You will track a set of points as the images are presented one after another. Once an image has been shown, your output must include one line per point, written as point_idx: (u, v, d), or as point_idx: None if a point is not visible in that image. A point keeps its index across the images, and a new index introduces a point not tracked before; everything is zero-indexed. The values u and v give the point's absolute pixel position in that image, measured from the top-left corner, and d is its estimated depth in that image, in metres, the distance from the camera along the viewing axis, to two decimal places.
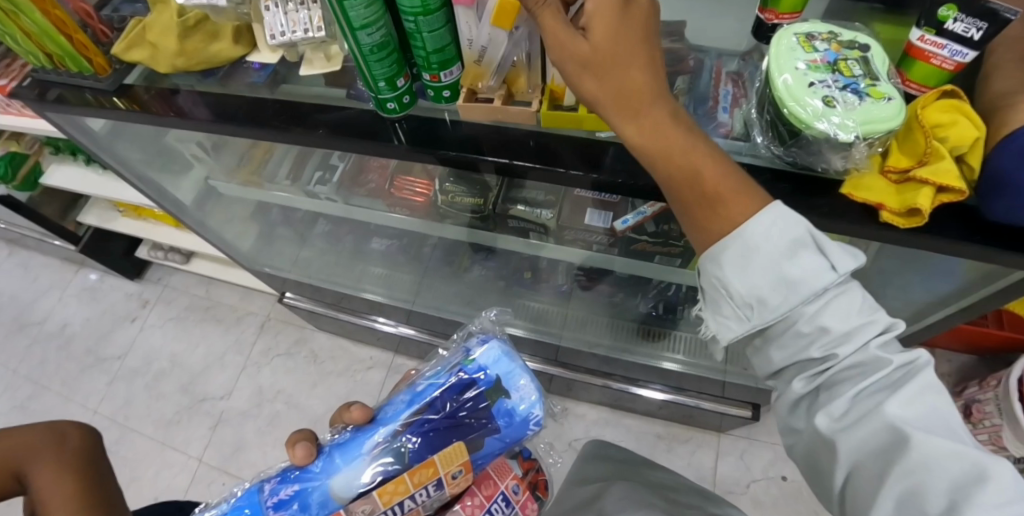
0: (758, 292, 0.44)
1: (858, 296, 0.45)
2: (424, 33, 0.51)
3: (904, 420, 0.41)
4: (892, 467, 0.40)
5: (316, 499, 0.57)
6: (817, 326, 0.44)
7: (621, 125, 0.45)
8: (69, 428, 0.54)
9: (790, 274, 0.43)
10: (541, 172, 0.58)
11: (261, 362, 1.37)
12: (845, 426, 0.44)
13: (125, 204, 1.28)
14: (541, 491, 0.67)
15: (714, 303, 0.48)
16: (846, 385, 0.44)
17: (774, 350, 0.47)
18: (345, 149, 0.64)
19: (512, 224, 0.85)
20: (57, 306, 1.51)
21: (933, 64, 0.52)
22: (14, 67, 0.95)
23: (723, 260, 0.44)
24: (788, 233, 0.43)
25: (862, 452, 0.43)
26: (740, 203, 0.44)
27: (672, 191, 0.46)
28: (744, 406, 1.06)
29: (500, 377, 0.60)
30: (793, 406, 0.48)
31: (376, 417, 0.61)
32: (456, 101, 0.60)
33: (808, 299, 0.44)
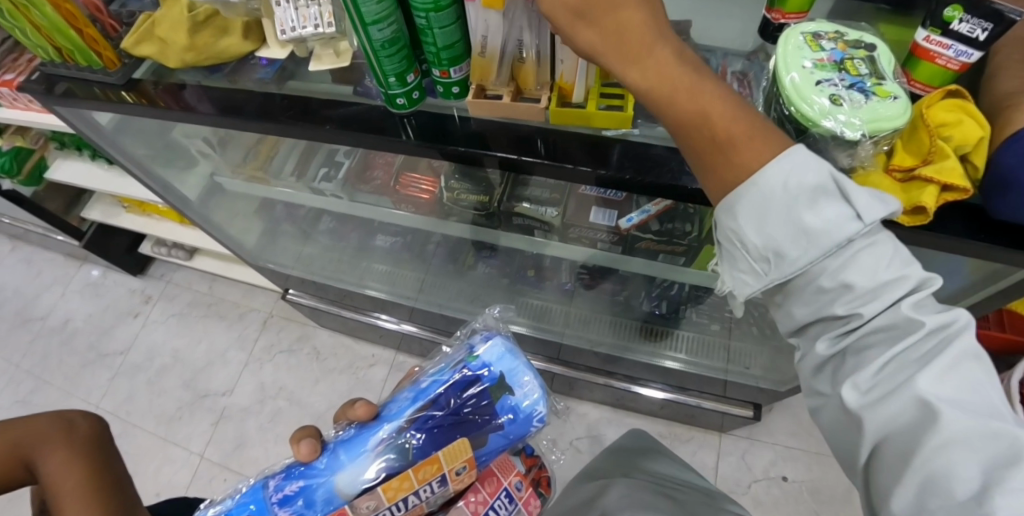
0: (775, 245, 0.40)
1: (888, 248, 0.40)
2: (435, 29, 0.52)
3: (937, 394, 0.37)
4: (921, 447, 0.36)
5: (321, 496, 0.56)
6: (841, 282, 0.39)
7: (621, 71, 0.41)
8: (76, 416, 0.54)
9: (809, 223, 0.39)
10: (549, 168, 0.59)
11: (263, 359, 1.37)
12: (872, 400, 0.39)
13: (129, 200, 1.28)
14: (545, 487, 0.68)
15: (730, 257, 0.44)
16: (874, 352, 0.40)
17: (795, 307, 0.43)
18: (354, 143, 0.65)
19: (517, 222, 0.86)
20: (60, 301, 1.52)
21: (938, 64, 0.53)
22: (21, 62, 0.96)
23: (736, 210, 0.41)
24: (808, 179, 0.39)
25: (888, 428, 0.39)
26: (755, 147, 0.40)
27: (680, 139, 0.42)
28: (745, 406, 1.08)
29: (504, 374, 0.60)
30: (816, 368, 0.44)
31: (381, 414, 0.61)
32: (465, 96, 0.61)
33: (830, 251, 0.39)
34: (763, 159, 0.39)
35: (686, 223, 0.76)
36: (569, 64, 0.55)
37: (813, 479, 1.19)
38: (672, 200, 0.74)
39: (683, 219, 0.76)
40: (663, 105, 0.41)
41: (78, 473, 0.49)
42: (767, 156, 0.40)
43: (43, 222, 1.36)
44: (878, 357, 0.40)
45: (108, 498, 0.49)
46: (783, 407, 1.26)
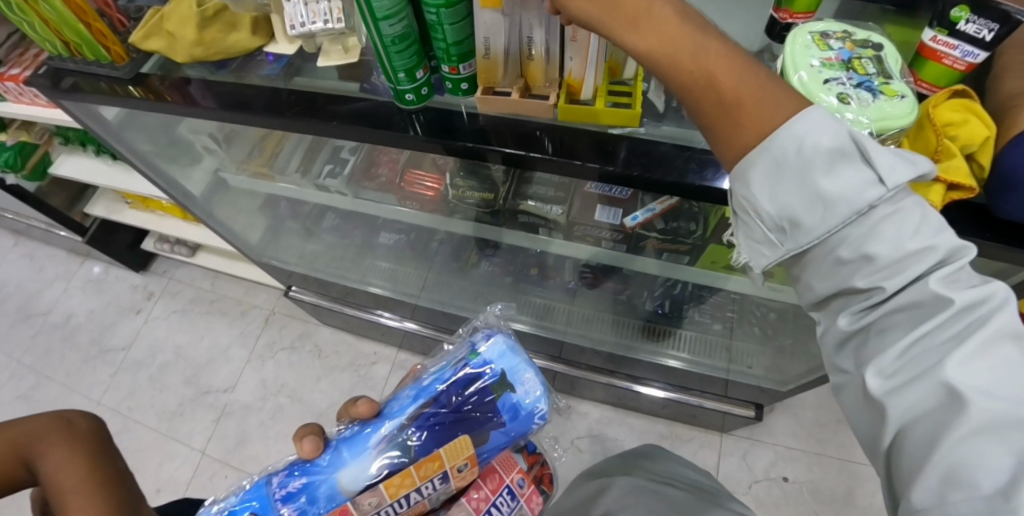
0: (790, 211, 0.40)
1: (915, 215, 0.39)
2: (445, 24, 0.53)
3: (965, 381, 0.36)
4: (945, 435, 0.35)
5: (324, 492, 0.55)
6: (861, 253, 0.39)
7: (625, 38, 0.42)
8: (75, 414, 0.51)
9: (825, 189, 0.39)
10: (555, 164, 0.59)
11: (265, 355, 1.37)
12: (896, 385, 0.38)
13: (133, 195, 1.29)
14: (547, 485, 0.67)
15: (745, 225, 0.44)
16: (900, 331, 0.39)
17: (814, 280, 0.42)
18: (361, 139, 0.65)
19: (521, 220, 0.86)
20: (62, 296, 1.52)
21: (945, 64, 0.53)
22: (27, 57, 0.97)
23: (749, 177, 0.41)
24: (823, 143, 0.39)
25: (912, 415, 0.37)
26: (764, 106, 0.40)
27: (689, 104, 0.43)
28: (747, 406, 1.08)
29: (505, 371, 0.59)
30: (839, 345, 0.43)
31: (383, 411, 0.60)
32: (474, 94, 0.61)
33: (847, 218, 0.39)
34: (773, 122, 0.40)
35: (691, 222, 0.76)
36: (578, 62, 0.55)
37: (814, 479, 1.19)
38: (677, 200, 0.73)
39: (688, 218, 0.76)
40: (668, 68, 0.42)
41: (81, 467, 0.47)
42: (779, 118, 0.40)
43: (46, 217, 1.36)
44: (903, 339, 0.39)
45: (112, 493, 0.46)
46: (783, 407, 1.27)
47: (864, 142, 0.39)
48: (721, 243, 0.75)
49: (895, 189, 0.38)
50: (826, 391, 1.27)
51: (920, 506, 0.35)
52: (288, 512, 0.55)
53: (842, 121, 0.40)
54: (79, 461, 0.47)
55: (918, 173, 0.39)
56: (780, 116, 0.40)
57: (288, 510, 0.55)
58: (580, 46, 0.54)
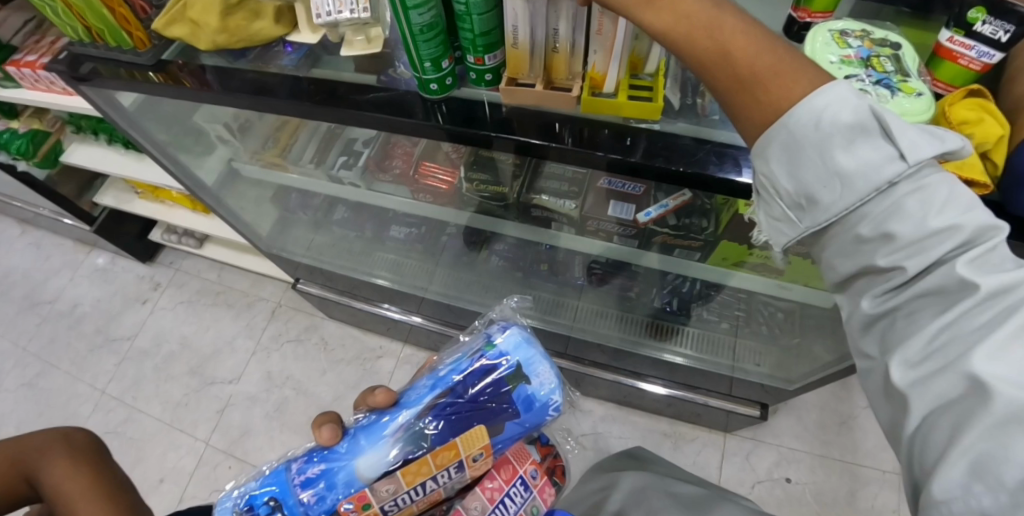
0: (808, 188, 0.42)
1: (939, 192, 0.39)
2: (473, 14, 0.55)
3: (991, 372, 0.36)
4: (969, 425, 0.36)
5: (342, 479, 0.52)
6: (881, 231, 0.40)
7: (643, 14, 0.44)
8: (72, 429, 0.52)
9: (843, 166, 0.40)
10: (576, 154, 0.60)
11: (271, 347, 1.37)
12: (921, 375, 0.39)
13: (143, 185, 1.29)
14: (559, 477, 0.62)
15: (767, 203, 0.46)
16: (927, 316, 0.40)
17: (838, 259, 0.43)
18: (384, 127, 0.66)
19: (534, 213, 0.87)
20: (68, 285, 1.52)
21: (961, 64, 0.54)
22: (43, 44, 0.97)
23: (769, 155, 0.43)
24: (842, 119, 0.40)
25: (939, 404, 0.38)
26: (783, 82, 0.41)
27: (706, 80, 0.44)
28: (751, 406, 1.08)
29: (521, 364, 0.54)
30: (866, 327, 0.44)
31: (400, 400, 0.56)
32: (498, 84, 0.63)
33: (865, 195, 0.40)
34: (792, 99, 0.41)
35: (703, 219, 0.77)
36: (602, 55, 0.56)
37: (816, 481, 1.20)
38: (690, 195, 0.74)
39: (700, 214, 0.77)
40: (684, 47, 0.43)
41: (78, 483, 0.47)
42: (799, 95, 0.41)
43: (54, 206, 1.36)
44: (929, 326, 0.39)
45: (115, 501, 0.47)
46: (787, 408, 1.28)
47: (885, 118, 0.40)
48: (733, 240, 0.76)
49: (916, 165, 0.39)
50: (829, 393, 1.29)
51: (943, 496, 0.36)
52: (307, 498, 0.52)
53: (864, 97, 0.40)
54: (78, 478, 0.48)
55: (940, 150, 0.40)
56: (799, 90, 0.41)
57: (307, 496, 0.52)
58: (605, 38, 0.54)
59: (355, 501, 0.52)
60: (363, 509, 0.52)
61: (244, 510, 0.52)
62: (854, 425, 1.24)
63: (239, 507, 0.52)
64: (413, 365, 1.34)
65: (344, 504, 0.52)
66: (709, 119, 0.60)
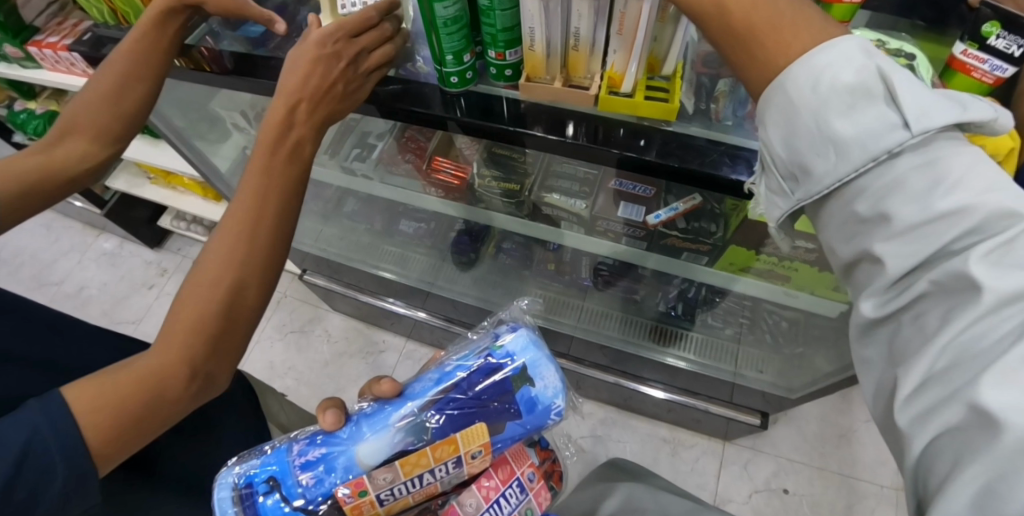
0: (802, 157, 0.40)
1: (950, 168, 0.36)
2: (497, 10, 0.56)
3: (998, 401, 0.32)
4: (974, 456, 0.32)
5: (341, 463, 0.52)
6: (879, 211, 0.38)
7: None
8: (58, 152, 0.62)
9: (839, 131, 0.38)
10: (589, 150, 0.62)
11: (275, 337, 1.42)
12: (934, 397, 0.35)
13: (156, 170, 1.31)
14: (557, 482, 0.63)
15: (768, 175, 0.45)
16: (933, 315, 0.36)
17: (836, 241, 0.42)
18: (401, 119, 0.68)
19: (546, 212, 0.90)
20: (76, 268, 1.54)
21: (974, 77, 0.55)
22: (64, 26, 0.98)
23: (766, 121, 0.42)
24: (843, 79, 0.38)
25: (944, 432, 0.35)
26: (781, 38, 0.41)
27: (707, 34, 0.43)
28: (752, 414, 1.08)
29: (526, 365, 0.54)
30: (866, 332, 0.41)
31: (406, 391, 0.57)
32: (517, 81, 0.64)
33: (861, 165, 0.38)
34: (790, 56, 0.40)
35: (712, 224, 0.77)
36: (621, 55, 0.56)
37: (814, 492, 1.20)
38: (700, 200, 0.75)
39: (709, 218, 0.76)
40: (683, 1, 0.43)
41: (129, 57, 0.66)
42: (798, 52, 0.40)
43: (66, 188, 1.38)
44: (939, 337, 0.35)
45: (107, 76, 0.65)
46: (787, 419, 1.28)
47: (893, 83, 0.38)
48: (742, 243, 0.77)
49: (921, 135, 0.37)
50: (830, 405, 1.29)
51: None
52: (305, 479, 0.52)
53: (870, 59, 0.39)
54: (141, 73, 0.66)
55: (952, 120, 0.37)
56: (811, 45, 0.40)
57: (306, 478, 0.52)
58: (625, 40, 0.54)
59: (351, 486, 0.52)
60: (359, 495, 0.52)
61: (243, 487, 0.53)
62: (853, 438, 1.25)
63: (240, 484, 0.53)
64: (415, 360, 1.37)
65: (341, 489, 0.52)
66: (722, 124, 0.60)
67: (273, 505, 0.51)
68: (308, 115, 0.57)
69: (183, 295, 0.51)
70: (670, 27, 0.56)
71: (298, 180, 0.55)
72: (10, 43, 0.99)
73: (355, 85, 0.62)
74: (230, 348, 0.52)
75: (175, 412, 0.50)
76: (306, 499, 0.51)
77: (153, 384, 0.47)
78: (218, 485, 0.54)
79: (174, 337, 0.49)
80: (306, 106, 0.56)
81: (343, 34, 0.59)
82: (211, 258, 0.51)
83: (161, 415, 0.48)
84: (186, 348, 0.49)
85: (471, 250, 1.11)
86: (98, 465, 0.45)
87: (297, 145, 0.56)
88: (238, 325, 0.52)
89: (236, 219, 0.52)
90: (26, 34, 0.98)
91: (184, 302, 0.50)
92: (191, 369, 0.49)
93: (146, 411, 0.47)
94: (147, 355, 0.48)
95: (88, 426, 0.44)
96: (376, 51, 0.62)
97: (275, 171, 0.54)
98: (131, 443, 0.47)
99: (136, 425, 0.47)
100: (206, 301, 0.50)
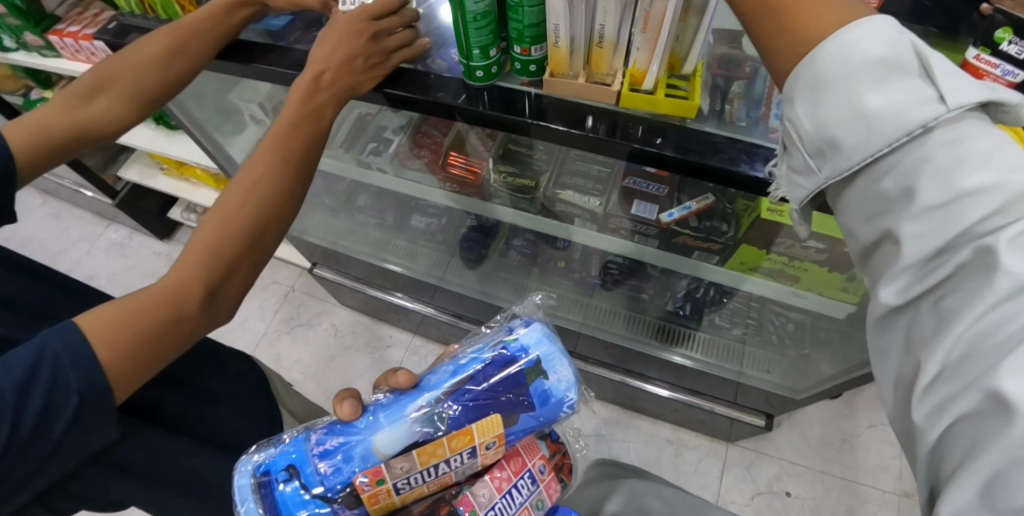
0: (830, 132, 0.41)
1: (974, 147, 0.37)
2: (525, 6, 0.57)
3: (1015, 390, 0.31)
4: (987, 444, 0.32)
5: (359, 452, 0.53)
6: (905, 186, 0.39)
7: None
8: (91, 107, 0.66)
9: (871, 103, 0.39)
10: (608, 144, 0.63)
11: (282, 330, 1.43)
12: (950, 386, 0.35)
13: (169, 161, 1.32)
14: (567, 475, 0.62)
15: (791, 156, 0.46)
16: (951, 298, 0.36)
17: (858, 223, 0.42)
18: (423, 109, 0.69)
19: (561, 208, 0.91)
20: (85, 257, 1.55)
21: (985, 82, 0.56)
22: (86, 16, 0.99)
23: (795, 97, 0.43)
24: (876, 54, 0.40)
25: (958, 420, 0.34)
26: (813, 9, 0.42)
27: (749, 18, 0.45)
28: (757, 415, 1.10)
29: (541, 358, 0.54)
30: (882, 322, 0.41)
31: (421, 383, 0.57)
32: (541, 76, 0.65)
33: (894, 139, 0.39)
34: (823, 31, 0.41)
35: (723, 223, 0.78)
36: (644, 52, 0.57)
37: (816, 496, 1.21)
38: (713, 199, 0.76)
39: (720, 218, 0.78)
40: None
41: (185, 33, 0.70)
42: (830, 28, 0.41)
43: (79, 178, 1.39)
44: (958, 325, 0.35)
45: (162, 46, 0.69)
46: (790, 422, 1.29)
47: (925, 59, 0.40)
48: (753, 243, 0.77)
49: (957, 109, 0.38)
50: (833, 409, 1.30)
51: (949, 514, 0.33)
52: (324, 468, 0.52)
53: (903, 36, 0.40)
54: (189, 49, 0.70)
55: (982, 99, 0.38)
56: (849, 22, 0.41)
57: (324, 466, 0.52)
58: (649, 39, 0.56)
59: (370, 475, 0.52)
60: (377, 483, 0.52)
61: (262, 475, 0.53)
62: (856, 443, 1.26)
63: (258, 472, 0.54)
64: (421, 356, 1.38)
65: (360, 477, 0.52)
66: (736, 125, 0.61)
67: (292, 492, 0.52)
68: (331, 82, 0.62)
69: (202, 227, 0.55)
70: (692, 26, 0.57)
71: (315, 137, 0.61)
72: (30, 31, 1.00)
73: (378, 61, 0.65)
74: (239, 282, 0.56)
75: (187, 335, 0.52)
76: (325, 487, 0.52)
77: (169, 302, 0.50)
78: (238, 472, 0.55)
79: (193, 258, 0.53)
80: (325, 74, 0.62)
81: (367, 16, 0.64)
82: (232, 194, 0.56)
83: (179, 334, 0.51)
84: (202, 271, 0.52)
85: (481, 247, 1.12)
86: (114, 387, 0.47)
87: (319, 108, 0.61)
88: (252, 260, 0.57)
89: (263, 157, 0.58)
90: (46, 23, 1.00)
91: (204, 231, 0.54)
92: (207, 289, 0.52)
93: (166, 327, 0.50)
94: (168, 275, 0.52)
95: (107, 339, 0.47)
96: (398, 32, 0.66)
97: (303, 124, 0.60)
98: (148, 363, 0.49)
99: (155, 342, 0.49)
100: (226, 229, 0.54)
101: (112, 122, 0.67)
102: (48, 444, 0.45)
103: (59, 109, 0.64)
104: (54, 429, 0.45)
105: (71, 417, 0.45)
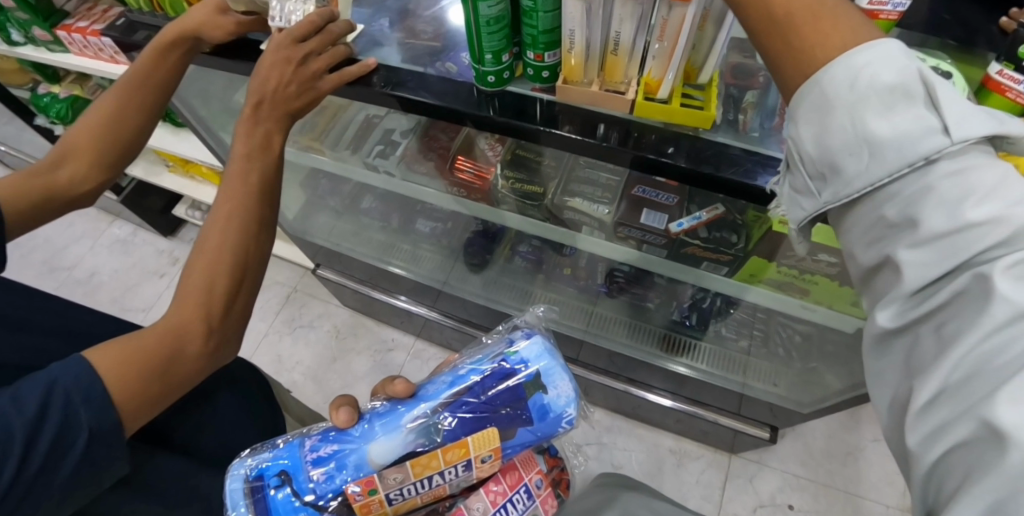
0: (833, 158, 0.40)
1: (980, 179, 0.36)
2: (540, 11, 0.57)
3: (1010, 418, 0.30)
4: (982, 474, 0.30)
5: (352, 461, 0.52)
6: (908, 216, 0.37)
7: None
8: (59, 173, 0.66)
9: (876, 132, 0.38)
10: (617, 153, 0.62)
11: (283, 330, 1.42)
12: (945, 412, 0.34)
13: (175, 159, 1.32)
14: (563, 490, 0.60)
15: (793, 176, 0.45)
16: (952, 323, 0.35)
17: (858, 246, 0.41)
18: (427, 112, 0.68)
19: (567, 217, 0.89)
20: (88, 254, 1.55)
21: (1007, 98, 0.55)
22: (94, 12, 0.99)
23: (799, 118, 0.42)
24: (881, 81, 0.38)
25: (953, 448, 0.33)
26: (822, 27, 0.41)
27: (755, 37, 0.43)
28: (762, 427, 1.08)
29: (540, 373, 0.53)
30: (880, 345, 0.40)
31: (419, 393, 0.55)
32: (553, 83, 0.64)
33: (896, 169, 0.38)
34: (829, 50, 0.40)
35: (733, 234, 0.77)
36: (659, 61, 0.56)
37: (818, 510, 1.19)
38: (722, 209, 0.76)
39: (730, 229, 0.77)
40: None
41: (137, 80, 0.68)
42: (839, 48, 0.40)
43: None
44: (957, 350, 0.33)
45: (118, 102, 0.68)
46: (793, 434, 1.28)
47: (930, 86, 0.38)
48: (761, 255, 0.76)
49: (961, 142, 0.37)
50: (837, 422, 1.29)
51: None
52: (317, 475, 0.51)
53: (908, 63, 0.39)
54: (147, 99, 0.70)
55: (989, 132, 0.37)
56: (859, 42, 0.40)
57: (317, 474, 0.51)
58: (664, 49, 0.55)
59: (363, 484, 0.51)
60: (369, 494, 0.51)
61: (254, 480, 0.52)
62: (860, 456, 1.24)
63: (250, 476, 0.53)
64: (423, 360, 1.37)
65: (352, 486, 0.51)
66: (749, 134, 0.61)
67: (284, 499, 0.51)
68: (270, 110, 0.59)
69: (190, 267, 0.53)
70: (709, 36, 0.56)
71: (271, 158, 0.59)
72: (39, 26, 1.00)
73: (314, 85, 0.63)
74: (238, 311, 0.56)
75: (193, 369, 0.52)
76: (317, 495, 0.51)
77: (169, 344, 0.50)
78: (230, 476, 0.54)
79: (190, 295, 0.52)
80: (266, 102, 0.59)
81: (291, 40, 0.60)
82: (212, 227, 0.55)
83: (185, 369, 0.51)
84: (201, 308, 0.52)
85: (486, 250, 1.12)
86: (121, 419, 0.47)
87: (267, 137, 0.59)
88: (246, 284, 0.56)
89: (236, 184, 0.56)
90: (55, 19, 0.99)
91: (193, 270, 0.53)
92: (208, 323, 0.52)
93: (168, 365, 0.50)
94: (167, 314, 0.51)
95: (114, 380, 0.46)
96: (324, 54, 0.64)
97: (254, 159, 0.58)
98: (154, 401, 0.49)
99: (162, 379, 0.49)
100: (216, 264, 0.53)
101: (86, 184, 0.69)
102: (57, 483, 0.44)
103: (29, 175, 0.64)
104: (58, 465, 0.44)
105: (84, 451, 0.45)
